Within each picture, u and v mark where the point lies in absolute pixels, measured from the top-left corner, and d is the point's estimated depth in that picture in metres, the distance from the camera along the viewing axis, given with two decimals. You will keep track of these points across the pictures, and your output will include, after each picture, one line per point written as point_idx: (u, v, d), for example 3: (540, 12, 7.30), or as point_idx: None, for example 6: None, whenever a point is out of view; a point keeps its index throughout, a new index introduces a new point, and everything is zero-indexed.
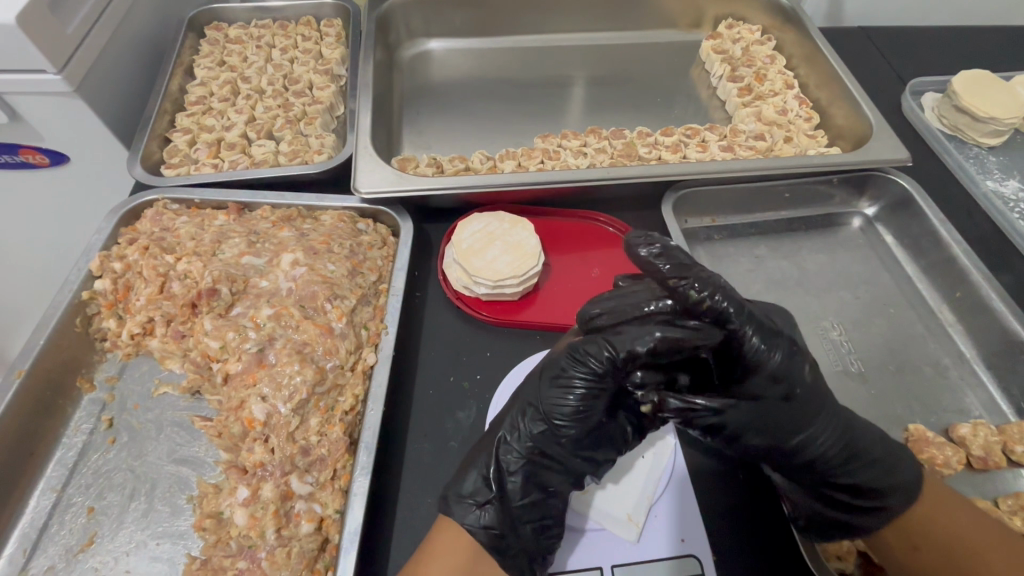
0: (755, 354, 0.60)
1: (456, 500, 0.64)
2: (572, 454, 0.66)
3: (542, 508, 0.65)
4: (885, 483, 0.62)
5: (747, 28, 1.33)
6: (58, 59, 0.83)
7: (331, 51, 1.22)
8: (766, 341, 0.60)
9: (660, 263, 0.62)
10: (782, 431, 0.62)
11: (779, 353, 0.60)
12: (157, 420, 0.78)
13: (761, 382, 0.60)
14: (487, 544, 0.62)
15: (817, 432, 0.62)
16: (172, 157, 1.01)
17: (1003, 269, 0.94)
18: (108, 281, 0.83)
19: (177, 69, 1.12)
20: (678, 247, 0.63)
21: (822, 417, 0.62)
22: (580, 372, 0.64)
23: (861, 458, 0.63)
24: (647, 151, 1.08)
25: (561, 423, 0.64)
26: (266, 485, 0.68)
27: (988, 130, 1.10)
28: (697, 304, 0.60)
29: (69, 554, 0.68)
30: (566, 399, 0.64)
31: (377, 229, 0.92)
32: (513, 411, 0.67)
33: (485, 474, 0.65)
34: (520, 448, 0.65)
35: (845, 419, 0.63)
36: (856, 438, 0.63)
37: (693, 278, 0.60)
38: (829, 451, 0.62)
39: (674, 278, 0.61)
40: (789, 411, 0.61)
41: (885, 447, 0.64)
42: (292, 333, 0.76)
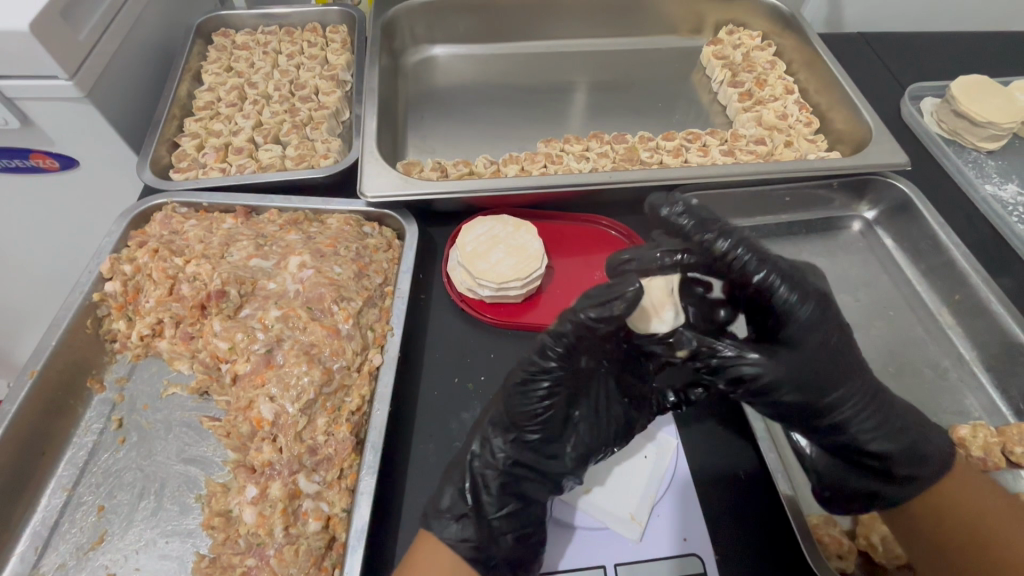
0: (785, 305, 0.63)
1: (434, 516, 0.65)
2: (542, 455, 0.68)
3: (520, 517, 0.66)
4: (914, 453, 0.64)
5: (747, 34, 1.34)
6: (70, 67, 0.85)
7: (336, 56, 1.24)
8: (796, 293, 0.63)
9: (683, 221, 0.65)
10: (822, 387, 0.63)
11: (810, 305, 0.63)
12: (166, 420, 0.79)
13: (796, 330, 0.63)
14: (468, 557, 0.62)
15: (850, 391, 0.64)
16: (180, 160, 1.03)
17: (1002, 272, 0.95)
18: (118, 283, 0.84)
19: (185, 75, 1.14)
20: (700, 206, 0.67)
21: (857, 379, 0.64)
22: (541, 377, 0.64)
23: (891, 425, 0.65)
24: (649, 156, 1.10)
25: (527, 430, 0.67)
26: (275, 484, 0.69)
27: (987, 135, 1.12)
28: (722, 254, 0.62)
29: (80, 551, 0.70)
30: (528, 403, 0.65)
31: (382, 232, 0.93)
32: (483, 426, 0.69)
33: (461, 487, 0.66)
34: (494, 460, 0.67)
35: (875, 385, 0.66)
36: (886, 403, 0.65)
37: (718, 229, 0.64)
38: (862, 413, 0.64)
39: (698, 232, 0.64)
40: (821, 362, 0.62)
41: (912, 419, 0.66)
42: (299, 334, 0.78)
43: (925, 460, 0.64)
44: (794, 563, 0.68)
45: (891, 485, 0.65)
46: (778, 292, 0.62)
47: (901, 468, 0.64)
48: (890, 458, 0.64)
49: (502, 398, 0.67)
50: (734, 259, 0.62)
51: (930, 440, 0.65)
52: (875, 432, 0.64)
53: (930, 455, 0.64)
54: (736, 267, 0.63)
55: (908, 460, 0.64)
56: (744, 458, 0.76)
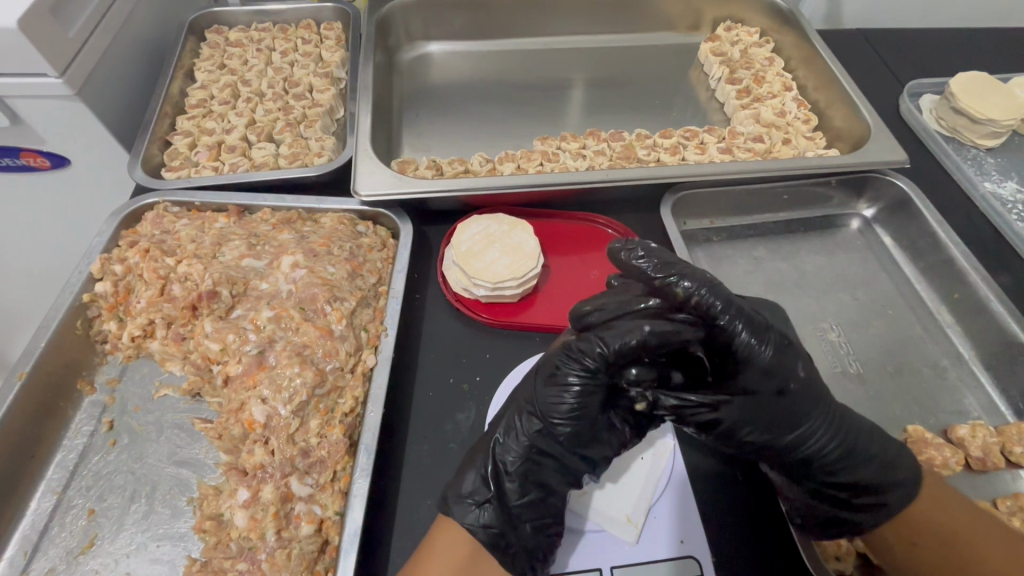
0: (745, 348, 0.60)
1: (456, 500, 0.65)
2: (569, 450, 0.66)
3: (542, 506, 0.65)
4: (883, 482, 0.62)
5: (745, 30, 1.33)
6: (60, 64, 0.84)
7: (331, 54, 1.23)
8: (755, 335, 0.61)
9: (644, 263, 0.63)
10: (780, 427, 0.62)
11: (769, 347, 0.61)
12: (157, 422, 0.79)
13: (753, 376, 0.61)
14: (488, 543, 0.62)
15: (811, 428, 0.63)
16: (172, 159, 1.02)
17: (1002, 270, 0.95)
18: (109, 283, 0.83)
19: (178, 72, 1.13)
20: (662, 248, 0.65)
21: (819, 411, 0.63)
22: (574, 373, 0.64)
23: (860, 455, 0.63)
24: (646, 154, 1.09)
25: (557, 421, 0.65)
26: (267, 487, 0.68)
27: (986, 132, 1.11)
28: (684, 299, 0.61)
29: (70, 555, 0.69)
30: (562, 397, 0.64)
31: (376, 231, 0.92)
32: (510, 412, 0.68)
33: (484, 474, 0.66)
34: (518, 448, 0.65)
35: (840, 413, 0.64)
36: (854, 434, 0.63)
37: (682, 272, 0.62)
38: (827, 448, 0.63)
39: (660, 277, 0.62)
40: (775, 407, 0.62)
41: (882, 444, 0.64)
42: (292, 335, 0.77)
43: (894, 486, 0.62)
44: (792, 564, 0.68)
45: (859, 512, 0.64)
46: (737, 336, 0.60)
47: (869, 496, 0.63)
48: (856, 486, 0.63)
49: (534, 384, 0.66)
50: (696, 303, 0.61)
51: (895, 460, 0.64)
52: (840, 465, 0.63)
53: (901, 478, 0.63)
54: (699, 308, 0.61)
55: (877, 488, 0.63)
56: (741, 459, 0.76)
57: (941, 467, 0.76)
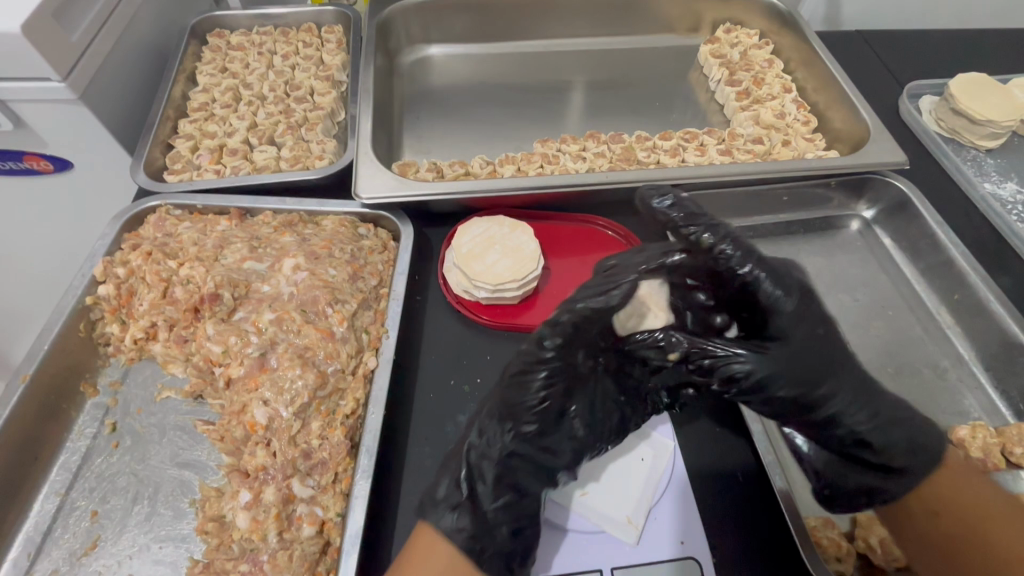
0: (771, 299, 0.66)
1: (431, 506, 0.64)
2: (538, 449, 0.68)
3: (517, 509, 0.64)
4: (907, 449, 0.64)
5: (744, 32, 1.34)
6: (63, 68, 0.85)
7: (332, 57, 1.24)
8: (779, 287, 0.67)
9: (673, 213, 0.71)
10: (812, 379, 0.63)
11: (792, 300, 0.67)
12: (160, 424, 0.79)
13: (783, 324, 0.66)
14: (465, 547, 0.61)
15: (838, 384, 0.65)
16: (174, 162, 1.02)
17: (1002, 271, 0.95)
18: (112, 286, 0.84)
19: (180, 76, 1.13)
20: (689, 201, 0.73)
21: (844, 372, 0.66)
22: (539, 368, 0.67)
23: (882, 417, 0.66)
24: (646, 156, 1.09)
25: (525, 419, 0.67)
26: (268, 489, 0.68)
27: (986, 133, 1.11)
28: (710, 249, 0.67)
29: (73, 557, 0.69)
30: (528, 394, 0.67)
31: (377, 233, 0.92)
32: (479, 418, 0.68)
33: (457, 477, 0.66)
34: (492, 453, 0.66)
35: (864, 378, 0.67)
36: (874, 396, 0.66)
37: (706, 225, 0.69)
38: (852, 408, 0.65)
39: (686, 226, 0.69)
40: (807, 355, 0.64)
41: (905, 413, 0.67)
42: (293, 338, 0.77)
43: (915, 449, 0.64)
44: (793, 565, 0.68)
45: (885, 478, 0.66)
46: (762, 285, 0.66)
47: (893, 459, 0.65)
48: (882, 450, 0.65)
49: (501, 389, 0.68)
50: (720, 253, 0.67)
51: (920, 433, 0.65)
52: (869, 425, 0.65)
53: (925, 448, 0.65)
54: (722, 260, 0.67)
55: (903, 449, 0.64)
56: (741, 460, 0.76)
57: None
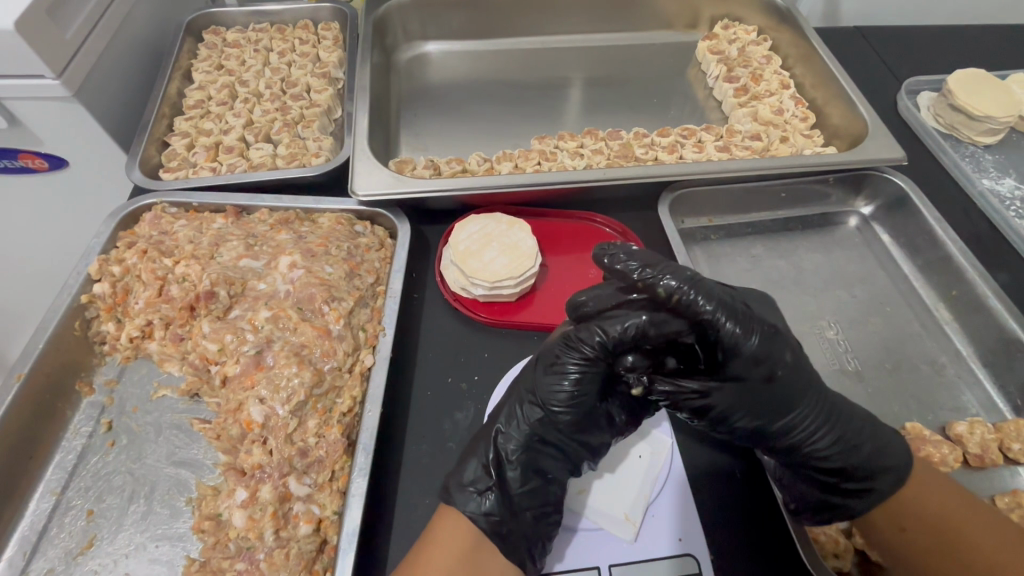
0: (728, 340, 0.59)
1: (457, 488, 0.64)
2: (569, 439, 0.68)
3: (542, 494, 0.65)
4: (875, 467, 0.63)
5: (742, 28, 1.33)
6: (57, 65, 0.84)
7: (329, 54, 1.23)
8: (741, 325, 0.59)
9: (631, 266, 0.62)
10: (769, 412, 0.63)
11: (756, 336, 0.60)
12: (156, 423, 0.79)
13: (742, 367, 0.60)
14: (489, 530, 0.62)
15: (800, 414, 0.63)
16: (170, 160, 1.02)
17: (1000, 267, 0.95)
18: (107, 284, 0.83)
19: (175, 73, 1.13)
20: (643, 250, 0.64)
21: (807, 399, 0.63)
22: (573, 360, 0.65)
23: (849, 441, 0.63)
24: (644, 153, 1.09)
25: (556, 409, 0.66)
26: (265, 487, 0.68)
27: (983, 129, 1.11)
28: (668, 296, 0.60)
29: (69, 556, 0.69)
30: (560, 384, 0.65)
31: (374, 231, 0.92)
32: (511, 401, 0.69)
33: (486, 462, 0.66)
34: (520, 437, 0.66)
35: (828, 402, 0.64)
36: (840, 420, 0.64)
37: (665, 270, 0.61)
38: (816, 436, 0.63)
39: (642, 272, 0.62)
40: (765, 394, 0.62)
41: (871, 429, 0.64)
42: (290, 335, 0.77)
43: (882, 472, 0.62)
44: (791, 564, 0.68)
45: (852, 498, 0.64)
46: (721, 327, 0.59)
47: (861, 480, 0.63)
48: (846, 472, 0.63)
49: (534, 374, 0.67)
50: (682, 298, 0.60)
51: (884, 445, 0.64)
52: (831, 451, 0.63)
53: (892, 464, 0.63)
54: (684, 305, 0.60)
55: (866, 472, 0.63)
56: (739, 456, 0.76)
57: (939, 464, 0.76)
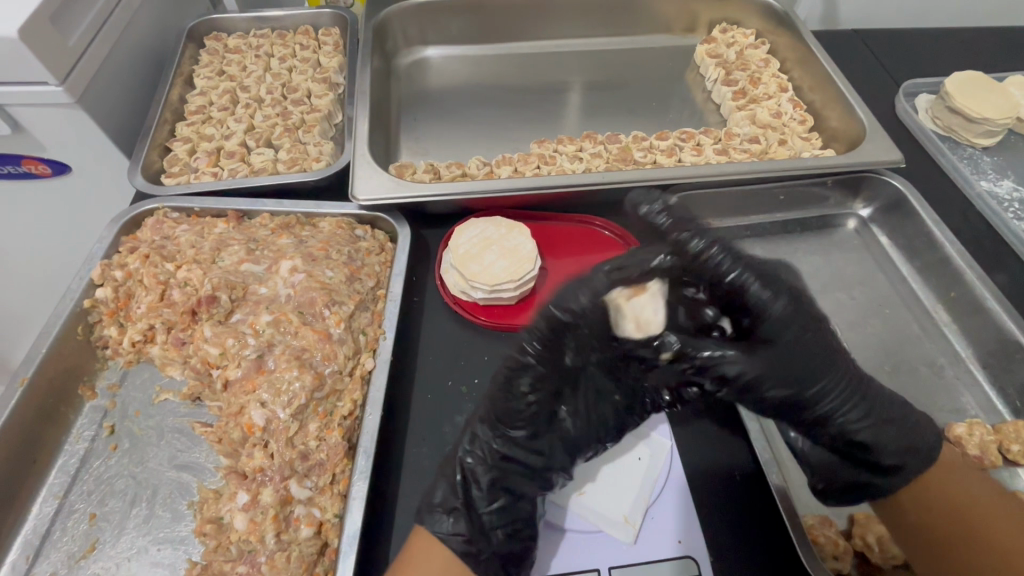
0: (759, 303, 0.65)
1: (428, 510, 0.65)
2: (530, 451, 0.67)
3: (514, 511, 0.65)
4: (904, 441, 0.66)
5: (740, 32, 1.34)
6: (60, 72, 0.85)
7: (329, 60, 1.24)
8: (767, 289, 0.65)
9: (660, 219, 0.67)
10: (803, 379, 0.63)
11: (782, 300, 0.65)
12: (158, 427, 0.79)
13: (770, 329, 0.65)
14: (460, 551, 0.62)
15: (829, 384, 0.65)
16: (172, 165, 1.02)
17: (998, 269, 0.95)
18: (110, 289, 0.84)
19: (177, 79, 1.14)
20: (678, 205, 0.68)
21: (838, 368, 0.65)
22: (537, 359, 0.62)
23: (875, 413, 0.66)
24: (643, 156, 1.10)
25: (515, 425, 0.66)
26: (266, 490, 0.68)
27: (982, 131, 1.11)
28: (699, 254, 0.64)
29: (71, 560, 0.69)
30: (520, 402, 0.65)
31: (374, 234, 0.93)
32: (471, 423, 0.68)
33: (453, 481, 0.66)
34: (483, 456, 0.66)
35: (855, 376, 0.66)
36: (866, 394, 0.66)
37: (693, 229, 0.65)
38: (843, 407, 0.65)
39: (675, 231, 0.65)
40: (798, 356, 0.64)
41: (898, 409, 0.67)
42: (291, 339, 0.77)
43: (910, 451, 0.65)
44: (789, 566, 0.68)
45: (881, 476, 0.67)
46: (751, 290, 0.65)
47: (891, 456, 0.65)
48: (874, 446, 0.65)
49: (489, 397, 0.66)
50: (710, 259, 0.64)
51: (909, 425, 0.67)
52: (860, 425, 0.65)
53: (918, 445, 0.66)
54: (712, 266, 0.65)
55: (893, 448, 0.65)
56: (738, 458, 0.76)
57: None
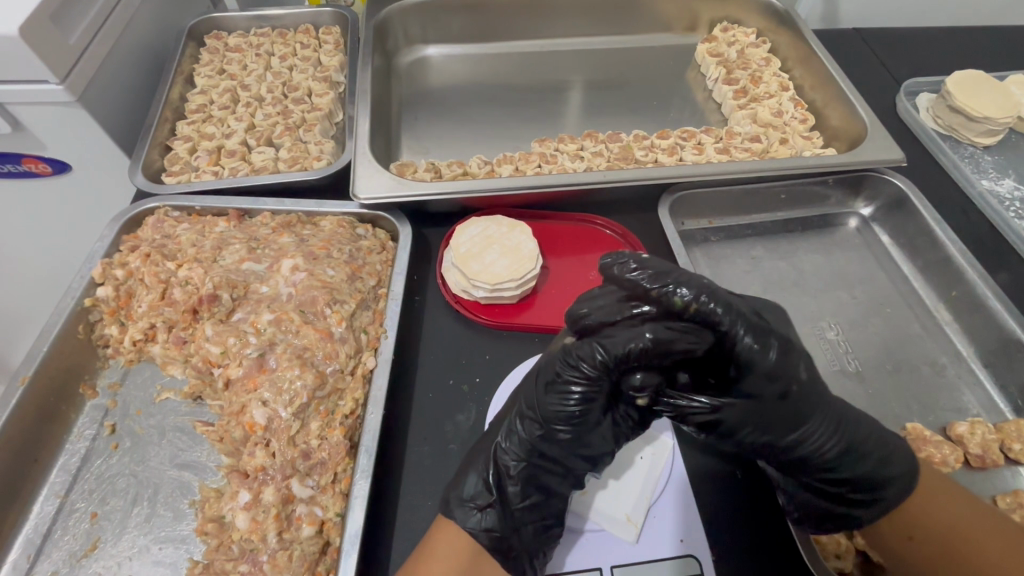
0: (749, 354, 0.59)
1: (458, 503, 0.65)
2: (571, 454, 0.66)
3: (543, 509, 0.65)
4: (887, 476, 0.62)
5: (741, 31, 1.34)
6: (60, 70, 0.85)
7: (330, 58, 1.24)
8: (757, 339, 0.59)
9: (638, 277, 0.63)
10: (780, 426, 0.61)
11: (771, 351, 0.59)
12: (159, 425, 0.79)
13: (758, 381, 0.59)
14: (490, 546, 0.63)
15: (813, 426, 0.62)
16: (173, 164, 1.02)
17: (999, 268, 0.95)
18: (111, 287, 0.84)
19: (178, 78, 1.13)
20: (654, 259, 0.65)
21: (822, 411, 0.62)
22: (575, 379, 0.62)
23: (859, 452, 0.62)
24: (644, 155, 1.10)
25: (558, 427, 0.64)
26: (268, 489, 0.68)
27: (982, 130, 1.11)
28: (684, 308, 0.61)
29: (73, 558, 0.69)
30: (563, 402, 0.63)
31: (376, 233, 0.92)
32: (511, 417, 0.68)
33: (486, 479, 0.66)
34: (518, 451, 0.66)
35: (840, 412, 0.63)
36: (851, 431, 0.62)
37: (677, 280, 0.62)
38: (826, 447, 0.62)
39: (657, 287, 0.62)
40: (780, 407, 0.61)
41: (879, 439, 0.63)
42: (292, 338, 0.77)
43: (893, 482, 0.62)
44: (791, 564, 0.68)
45: (860, 508, 0.64)
46: (739, 342, 0.59)
47: (868, 491, 0.63)
48: (853, 482, 0.63)
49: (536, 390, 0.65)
50: (698, 310, 0.60)
51: (890, 451, 0.63)
52: (839, 462, 0.62)
53: (898, 476, 0.62)
54: (700, 316, 0.60)
55: (874, 482, 0.62)
56: (740, 457, 0.76)
57: (940, 464, 0.76)
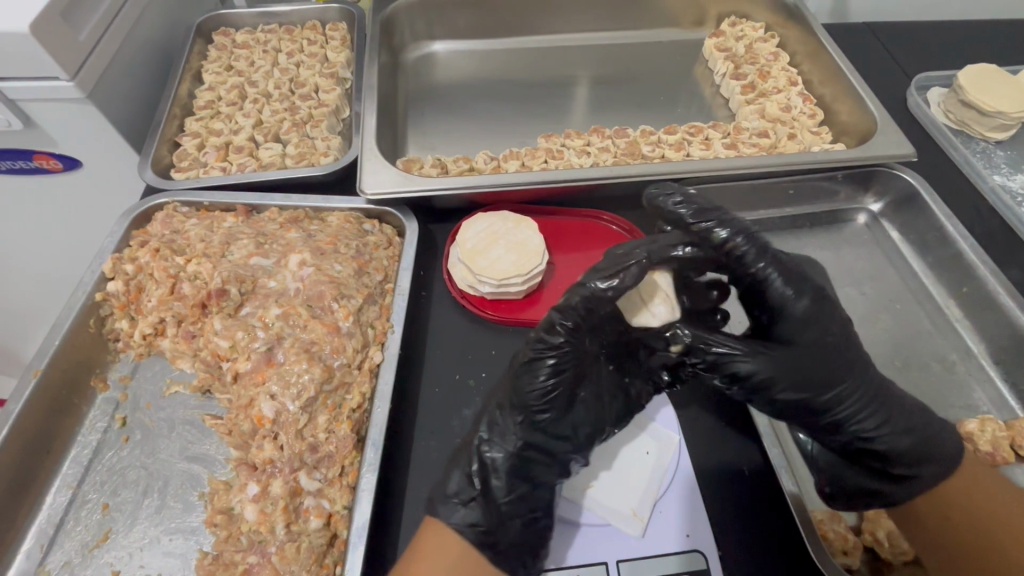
0: (782, 298, 0.66)
1: (442, 501, 0.66)
2: (550, 436, 0.67)
3: (530, 500, 0.66)
4: (925, 453, 0.65)
5: (749, 25, 1.33)
6: (71, 68, 0.85)
7: (336, 54, 1.24)
8: (789, 284, 0.66)
9: (682, 211, 0.69)
10: (818, 380, 0.65)
11: (804, 300, 0.66)
12: (169, 419, 0.80)
13: (794, 326, 0.66)
14: (475, 542, 0.64)
15: (846, 389, 0.66)
16: (181, 160, 1.03)
17: (1011, 264, 0.94)
18: (120, 282, 0.85)
19: (186, 74, 1.14)
20: (699, 197, 0.71)
21: (854, 374, 0.67)
22: (549, 353, 0.64)
23: (894, 424, 0.66)
24: (651, 150, 1.09)
25: (535, 409, 0.66)
26: (276, 482, 0.69)
27: (994, 124, 1.10)
28: (724, 243, 0.66)
29: (85, 549, 0.70)
30: (536, 381, 0.64)
31: (382, 229, 0.93)
32: (489, 411, 0.69)
33: (470, 471, 0.67)
34: (503, 447, 0.67)
35: (875, 383, 0.67)
36: (887, 402, 0.67)
37: (716, 219, 0.68)
38: (863, 414, 0.66)
39: (697, 222, 0.68)
40: (812, 356, 0.66)
41: (919, 416, 0.67)
42: (300, 332, 0.78)
43: (930, 459, 0.65)
44: (801, 562, 0.68)
45: (895, 484, 0.67)
46: (773, 283, 0.66)
47: (903, 465, 0.66)
48: (891, 458, 0.67)
49: (511, 380, 0.67)
50: (733, 249, 0.66)
51: (931, 433, 0.67)
52: (875, 433, 0.66)
53: (940, 450, 0.66)
54: (737, 256, 0.66)
55: (917, 458, 0.66)
56: (748, 455, 0.75)
57: None
